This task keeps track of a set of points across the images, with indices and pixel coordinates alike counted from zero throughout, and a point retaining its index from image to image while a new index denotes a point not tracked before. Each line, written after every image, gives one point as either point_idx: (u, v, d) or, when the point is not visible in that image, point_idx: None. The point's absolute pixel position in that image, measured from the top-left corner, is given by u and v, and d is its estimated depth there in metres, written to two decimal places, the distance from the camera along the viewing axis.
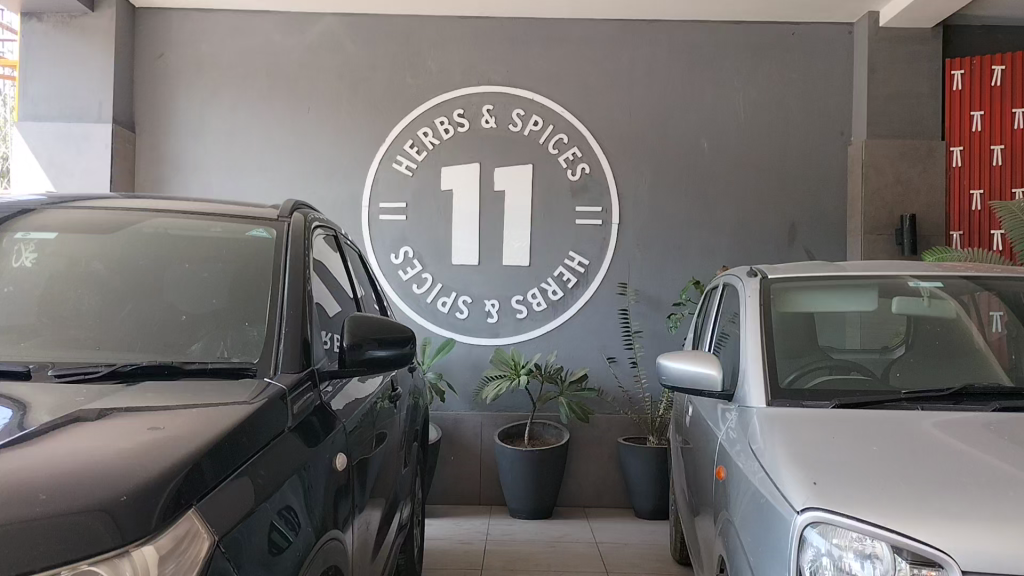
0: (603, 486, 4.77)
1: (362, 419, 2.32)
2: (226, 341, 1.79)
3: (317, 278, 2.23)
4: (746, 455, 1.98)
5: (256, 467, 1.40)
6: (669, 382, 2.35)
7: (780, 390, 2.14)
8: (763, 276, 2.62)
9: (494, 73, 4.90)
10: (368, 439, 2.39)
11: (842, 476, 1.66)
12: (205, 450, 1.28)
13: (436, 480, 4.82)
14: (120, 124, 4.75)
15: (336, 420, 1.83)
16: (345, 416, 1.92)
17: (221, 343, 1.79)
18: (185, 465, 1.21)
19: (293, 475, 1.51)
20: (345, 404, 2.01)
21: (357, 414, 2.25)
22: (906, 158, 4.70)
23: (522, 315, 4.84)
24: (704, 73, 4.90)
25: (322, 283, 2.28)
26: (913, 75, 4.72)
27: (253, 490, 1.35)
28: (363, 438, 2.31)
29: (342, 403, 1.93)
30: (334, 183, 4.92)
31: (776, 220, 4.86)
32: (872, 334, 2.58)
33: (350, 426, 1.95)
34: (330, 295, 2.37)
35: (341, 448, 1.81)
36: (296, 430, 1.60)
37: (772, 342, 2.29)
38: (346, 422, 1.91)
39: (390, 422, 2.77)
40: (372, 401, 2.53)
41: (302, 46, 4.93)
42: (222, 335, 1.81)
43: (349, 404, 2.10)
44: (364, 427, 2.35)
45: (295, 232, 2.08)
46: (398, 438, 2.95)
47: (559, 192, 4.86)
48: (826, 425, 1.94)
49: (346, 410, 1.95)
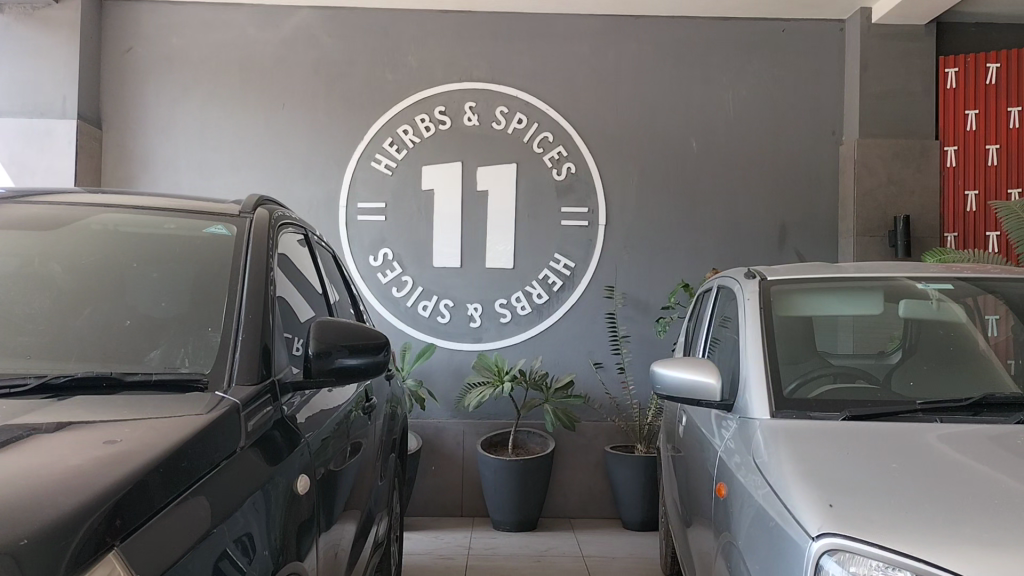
0: (589, 497, 4.61)
1: (333, 432, 2.16)
2: (184, 348, 1.61)
3: (283, 280, 2.05)
4: (749, 471, 1.83)
5: (207, 491, 1.23)
6: (664, 392, 2.19)
7: (786, 400, 1.99)
8: (761, 279, 2.47)
9: (476, 69, 4.75)
10: (340, 454, 2.23)
11: (857, 498, 1.52)
12: (142, 475, 1.11)
13: (417, 490, 4.64)
14: (85, 120, 4.55)
15: (303, 437, 1.67)
16: (312, 432, 1.76)
17: (180, 350, 1.60)
18: (114, 494, 1.04)
19: (252, 497, 1.35)
20: (313, 418, 1.85)
21: (326, 426, 2.08)
22: (900, 158, 4.58)
23: (506, 319, 4.68)
24: (692, 70, 4.77)
25: (288, 286, 2.10)
26: (906, 73, 4.61)
27: (202, 517, 1.18)
28: (333, 452, 2.13)
29: (306, 418, 1.75)
30: (310, 183, 4.74)
31: (767, 221, 4.73)
32: (866, 339, 2.49)
33: (319, 445, 1.79)
34: (297, 298, 2.19)
35: (308, 468, 1.64)
36: (255, 445, 1.44)
37: (774, 349, 2.14)
38: (313, 439, 1.74)
39: (365, 432, 2.60)
40: (344, 411, 2.35)
41: (277, 41, 4.75)
42: (180, 342, 1.62)
43: (318, 418, 1.94)
44: (336, 440, 2.18)
45: (257, 230, 1.90)
46: (374, 449, 2.77)
47: (544, 193, 4.70)
48: (835, 438, 1.79)
49: (313, 425, 1.79)
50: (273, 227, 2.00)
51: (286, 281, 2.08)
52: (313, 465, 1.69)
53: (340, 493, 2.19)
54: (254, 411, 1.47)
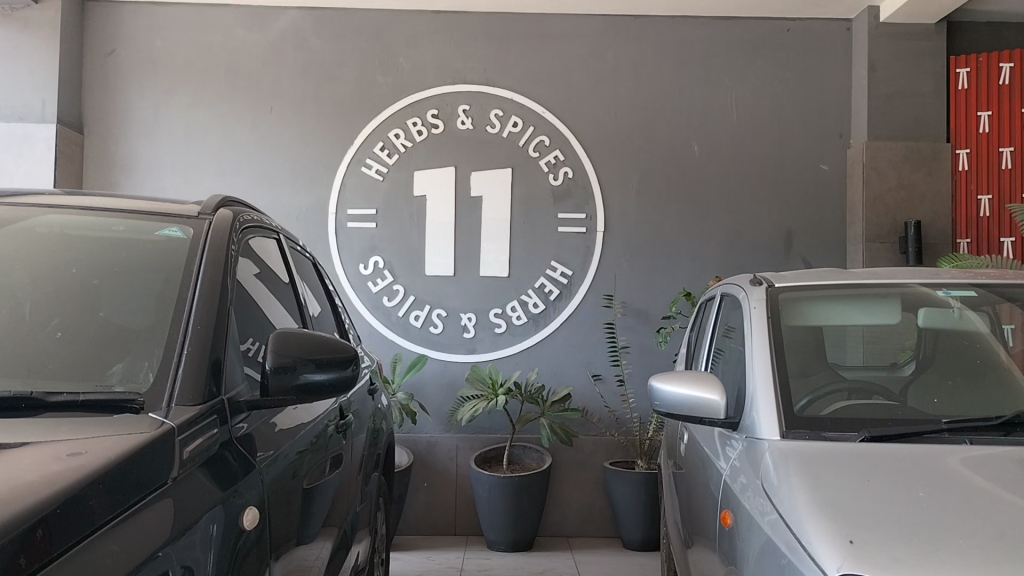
0: (588, 515, 4.43)
1: (307, 448, 2.00)
2: (151, 360, 1.42)
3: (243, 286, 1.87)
4: (753, 493, 1.67)
5: (139, 523, 1.09)
6: (664, 409, 2.01)
7: (796, 417, 1.82)
8: (768, 285, 2.29)
9: (470, 71, 4.59)
10: (316, 472, 2.07)
11: (868, 526, 1.38)
12: (48, 510, 0.95)
13: (408, 508, 4.46)
14: (66, 125, 4.40)
15: (257, 461, 1.50)
16: (269, 456, 1.59)
17: (145, 363, 1.42)
18: (16, 527, 0.90)
19: (197, 528, 1.20)
20: (273, 441, 1.68)
21: (296, 445, 1.91)
22: (909, 162, 4.41)
23: (501, 329, 4.51)
24: (693, 71, 4.61)
25: (249, 294, 1.92)
26: (915, 73, 4.44)
27: (133, 552, 1.05)
28: (305, 473, 1.97)
29: (261, 441, 1.57)
30: (298, 189, 4.58)
31: (772, 227, 4.56)
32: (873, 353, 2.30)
33: (276, 471, 1.62)
34: (261, 306, 2.02)
35: (262, 498, 1.47)
36: (201, 468, 1.29)
37: (784, 361, 1.97)
38: (269, 463, 1.58)
39: (344, 448, 2.44)
40: (319, 426, 2.19)
41: (265, 42, 4.60)
42: (149, 353, 1.44)
43: (282, 438, 1.77)
44: (309, 457, 2.02)
45: (216, 234, 1.72)
46: (355, 468, 2.60)
47: (540, 198, 4.54)
48: (851, 462, 1.62)
49: (272, 451, 1.63)
50: (235, 231, 1.82)
51: (246, 288, 1.90)
52: (267, 494, 1.52)
53: (315, 515, 2.03)
54: (202, 431, 1.31)
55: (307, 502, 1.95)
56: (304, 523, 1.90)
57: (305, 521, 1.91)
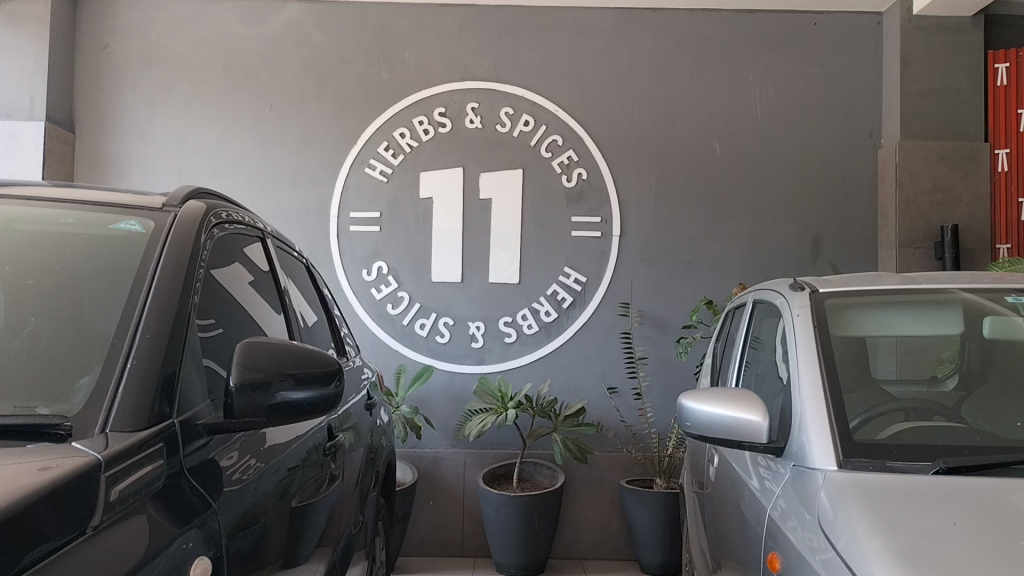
0: (604, 535, 4.17)
1: (298, 465, 1.77)
2: (98, 375, 1.19)
3: (216, 287, 1.63)
4: (802, 528, 1.44)
5: (86, 556, 0.92)
6: (696, 431, 1.76)
7: (857, 444, 1.55)
8: (812, 290, 2.03)
9: (479, 67, 4.37)
10: (308, 491, 1.84)
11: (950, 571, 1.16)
12: None
13: (412, 528, 4.22)
14: (56, 122, 4.20)
15: (222, 494, 1.27)
16: (240, 486, 1.36)
17: (92, 377, 1.18)
18: None
19: (167, 553, 1.04)
20: (248, 463, 1.44)
21: (283, 467, 1.67)
22: (945, 162, 4.15)
23: (511, 339, 4.27)
24: (715, 67, 4.37)
25: (226, 296, 1.69)
26: (951, 68, 4.19)
27: None
28: (295, 498, 1.73)
29: (226, 470, 1.32)
30: (298, 191, 4.36)
31: (798, 232, 4.31)
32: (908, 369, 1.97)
33: (250, 503, 1.39)
34: (243, 309, 1.78)
35: (228, 539, 1.24)
36: (156, 496, 1.08)
37: (836, 377, 1.71)
38: (240, 496, 1.34)
39: (340, 467, 2.21)
40: (312, 443, 1.96)
41: (265, 37, 4.39)
42: (96, 365, 1.20)
43: (261, 458, 1.53)
44: (301, 475, 1.79)
45: (180, 229, 1.48)
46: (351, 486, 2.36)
47: (552, 201, 4.30)
48: (928, 500, 1.36)
49: (244, 478, 1.39)
50: (205, 225, 1.58)
51: (221, 290, 1.67)
52: (235, 533, 1.28)
53: (306, 539, 1.80)
54: (151, 456, 1.09)
55: (297, 525, 1.72)
56: (293, 549, 1.67)
57: (294, 547, 1.68)
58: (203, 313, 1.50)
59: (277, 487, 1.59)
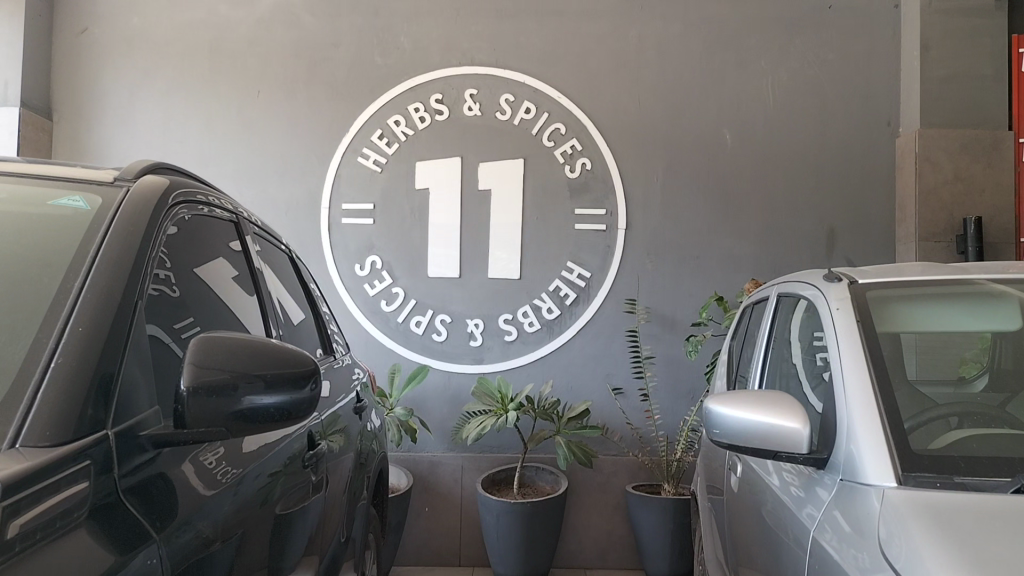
0: (608, 544, 3.97)
1: (281, 469, 1.58)
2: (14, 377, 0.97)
3: (183, 273, 1.45)
4: (849, 550, 1.25)
5: None
6: (726, 439, 1.57)
7: (918, 456, 1.36)
8: (851, 281, 1.83)
9: (478, 51, 4.16)
10: (293, 497, 1.64)
11: None
12: None
13: (407, 536, 4.02)
14: (32, 109, 4.00)
15: (193, 503, 1.13)
16: (214, 492, 1.22)
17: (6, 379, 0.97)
18: None
19: None
20: (223, 467, 1.30)
21: (266, 471, 1.50)
22: (967, 151, 3.96)
23: (511, 337, 4.06)
24: (725, 51, 4.16)
25: (197, 283, 1.53)
26: (973, 54, 4.00)
27: None
28: (281, 502, 1.56)
29: (183, 485, 1.12)
30: (287, 182, 4.16)
31: (813, 225, 4.10)
32: (931, 367, 1.76)
33: (226, 511, 1.24)
34: (219, 302, 1.63)
35: (199, 551, 1.11)
36: (85, 525, 0.89)
37: (887, 378, 1.50)
38: (214, 503, 1.20)
39: (328, 469, 2.02)
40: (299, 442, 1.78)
41: (252, 20, 4.19)
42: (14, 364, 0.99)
43: (240, 461, 1.38)
44: (284, 480, 1.59)
45: (132, 208, 1.27)
46: (341, 493, 2.17)
47: (555, 192, 4.09)
48: (1012, 526, 1.15)
49: (218, 482, 1.24)
50: (168, 203, 1.40)
51: (191, 275, 1.50)
52: (210, 545, 1.14)
53: (291, 550, 1.60)
54: (70, 478, 0.89)
55: (282, 535, 1.54)
56: (276, 562, 1.48)
57: (278, 558, 1.50)
58: (165, 302, 1.32)
59: (257, 494, 1.42)
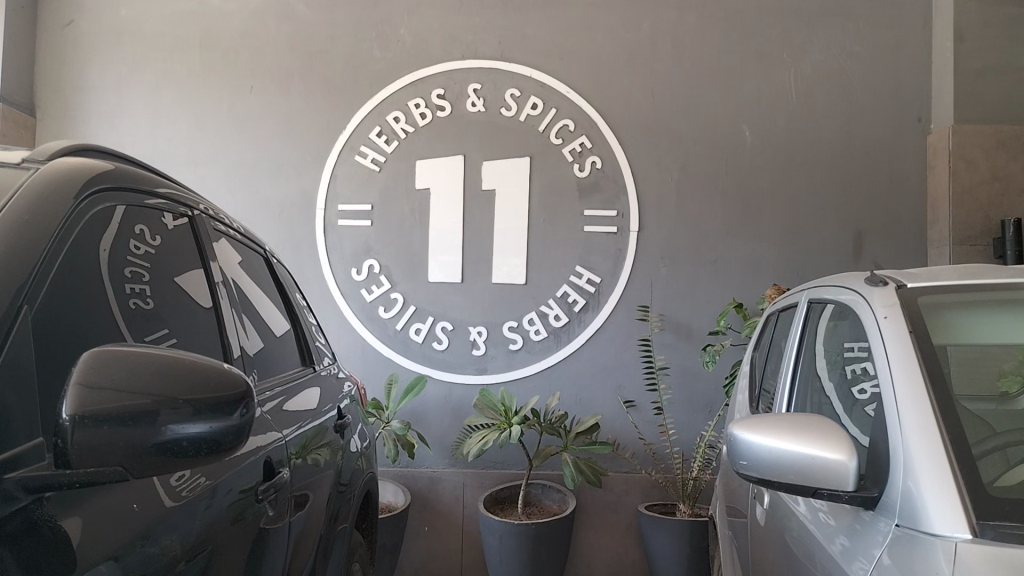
0: (619, 567, 3.73)
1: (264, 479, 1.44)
2: None
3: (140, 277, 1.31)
4: None
5: None
6: (757, 472, 1.32)
7: (996, 501, 1.12)
8: (898, 285, 1.58)
9: (481, 44, 3.94)
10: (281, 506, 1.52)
11: None
12: None
13: (404, 557, 3.80)
14: (12, 105, 3.82)
15: (155, 516, 1.05)
16: (186, 503, 1.13)
17: None
18: None
19: None
20: (202, 480, 1.20)
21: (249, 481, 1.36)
22: (1004, 147, 3.70)
23: (516, 345, 3.83)
24: (744, 43, 3.92)
25: (161, 285, 1.37)
26: (1011, 44, 3.74)
27: None
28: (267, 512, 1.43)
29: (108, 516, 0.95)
30: (280, 183, 3.95)
31: (838, 228, 3.85)
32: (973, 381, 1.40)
33: (199, 525, 1.15)
34: (189, 306, 1.45)
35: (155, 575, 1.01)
36: None
37: (949, 401, 1.26)
38: (183, 517, 1.11)
39: (309, 488, 1.81)
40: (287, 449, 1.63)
41: (245, 12, 3.99)
42: None
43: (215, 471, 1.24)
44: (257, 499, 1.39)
45: (34, 192, 1.05)
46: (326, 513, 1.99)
47: (562, 191, 3.86)
48: None
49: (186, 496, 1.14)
50: (118, 203, 1.26)
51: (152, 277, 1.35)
52: (174, 565, 1.06)
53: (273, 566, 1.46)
54: None
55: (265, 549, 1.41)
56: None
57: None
58: (121, 311, 1.19)
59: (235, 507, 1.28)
